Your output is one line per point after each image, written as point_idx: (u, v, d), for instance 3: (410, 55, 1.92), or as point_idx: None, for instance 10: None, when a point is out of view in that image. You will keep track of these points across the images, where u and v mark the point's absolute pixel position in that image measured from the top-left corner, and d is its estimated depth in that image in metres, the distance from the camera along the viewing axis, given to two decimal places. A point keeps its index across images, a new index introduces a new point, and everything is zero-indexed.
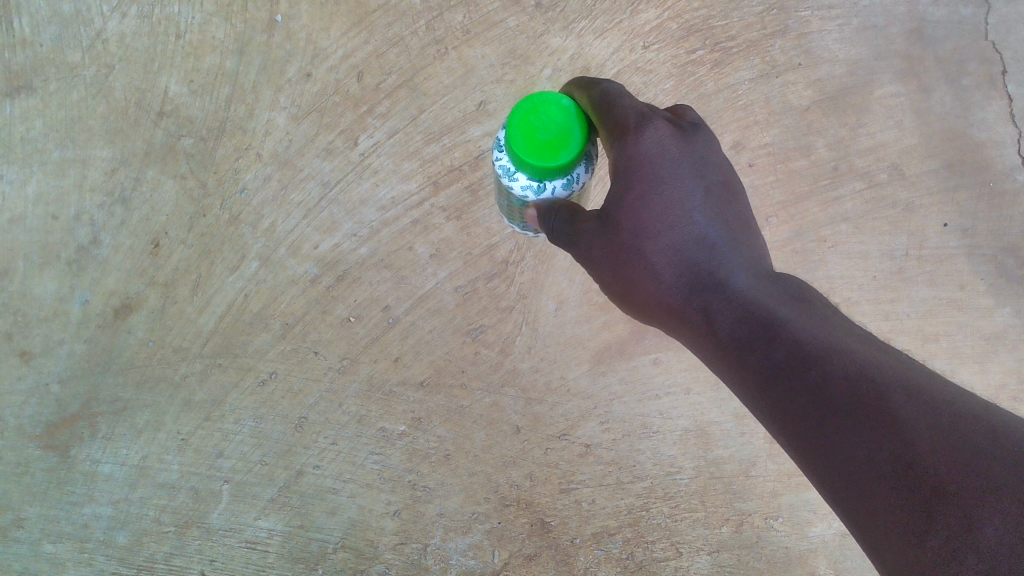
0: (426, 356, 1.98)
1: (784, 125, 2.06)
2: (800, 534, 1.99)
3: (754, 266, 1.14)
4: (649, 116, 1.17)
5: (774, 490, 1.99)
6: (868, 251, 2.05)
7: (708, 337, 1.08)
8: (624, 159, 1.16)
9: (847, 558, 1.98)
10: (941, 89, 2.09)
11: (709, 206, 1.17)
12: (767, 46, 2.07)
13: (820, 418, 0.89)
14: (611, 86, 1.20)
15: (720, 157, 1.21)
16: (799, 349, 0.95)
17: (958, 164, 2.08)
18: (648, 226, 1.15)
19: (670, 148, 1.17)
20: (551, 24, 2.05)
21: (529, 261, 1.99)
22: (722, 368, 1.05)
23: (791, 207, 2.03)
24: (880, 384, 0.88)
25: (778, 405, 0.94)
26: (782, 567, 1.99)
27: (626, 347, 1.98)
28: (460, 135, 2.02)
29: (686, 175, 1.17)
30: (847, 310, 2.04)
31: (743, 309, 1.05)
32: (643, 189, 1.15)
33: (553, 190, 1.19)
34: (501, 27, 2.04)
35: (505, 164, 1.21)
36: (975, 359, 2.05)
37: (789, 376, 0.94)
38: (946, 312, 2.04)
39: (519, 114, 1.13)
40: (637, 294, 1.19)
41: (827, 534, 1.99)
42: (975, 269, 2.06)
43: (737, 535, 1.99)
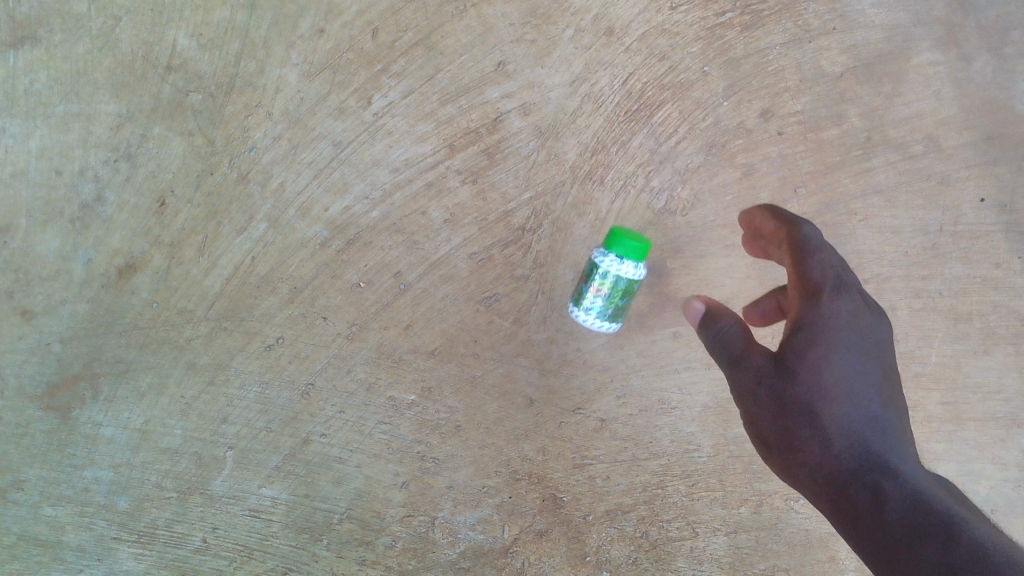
0: (437, 325, 1.92)
1: (815, 92, 1.97)
2: (821, 516, 1.94)
3: (870, 419, 1.31)
4: (844, 285, 1.35)
5: None
6: (900, 225, 1.95)
7: (806, 477, 1.30)
8: (809, 321, 1.32)
9: None
10: (983, 57, 1.97)
11: (886, 391, 1.34)
12: (800, 9, 1.96)
13: (904, 552, 1.16)
14: (813, 232, 1.40)
15: (881, 316, 1.37)
16: (908, 507, 1.20)
17: (998, 137, 1.97)
18: (825, 388, 1.31)
19: (860, 316, 1.35)
20: None
21: (546, 229, 1.94)
22: (832, 513, 1.27)
23: (820, 178, 1.96)
24: (978, 547, 1.13)
25: (884, 548, 1.18)
26: (801, 550, 1.95)
27: (646, 320, 1.87)
28: (477, 96, 1.95)
29: (858, 344, 1.33)
30: (876, 287, 1.95)
31: (875, 476, 1.25)
32: (824, 349, 1.31)
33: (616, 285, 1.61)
34: None
35: None
36: (1008, 340, 1.97)
37: (914, 541, 1.16)
38: (979, 292, 1.96)
39: None
40: (787, 455, 1.32)
41: None
42: (1012, 247, 1.96)
43: (754, 516, 1.93)
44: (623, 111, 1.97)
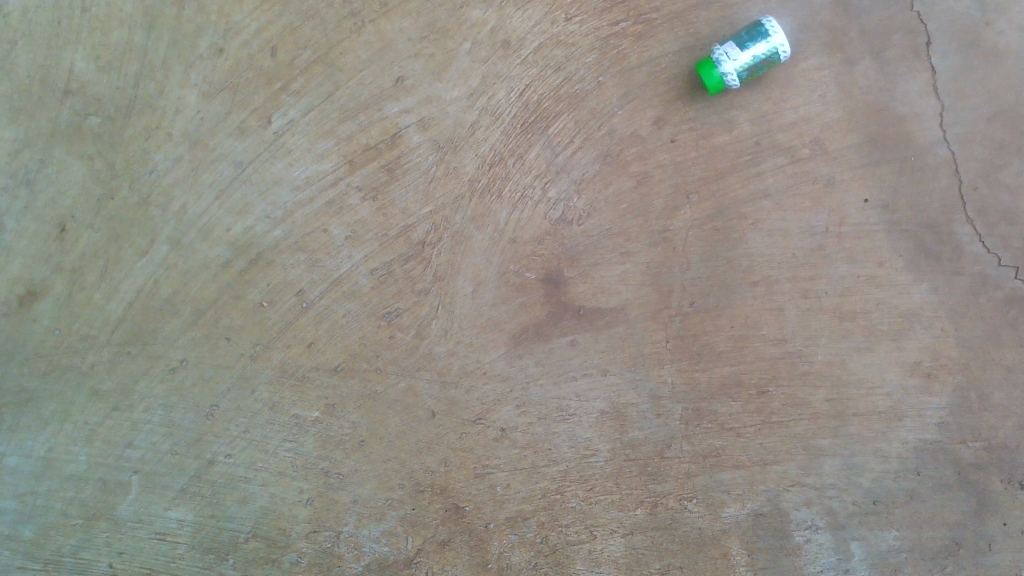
0: (340, 342, 1.94)
1: (706, 100, 2.00)
2: (714, 515, 1.90)
3: None
4: None
5: (690, 471, 1.90)
6: (788, 227, 1.94)
7: None
8: None
9: (759, 539, 1.89)
10: (866, 61, 2.02)
11: None
12: (691, 18, 2.03)
13: None
14: None
15: None
16: None
17: (880, 139, 1.99)
18: None
19: None
20: None
21: (446, 242, 1.96)
22: None
23: (712, 185, 1.97)
24: None
25: None
26: (695, 549, 1.91)
27: (543, 329, 1.93)
28: (376, 112, 1.99)
29: None
30: (765, 289, 1.91)
31: None
32: None
33: (772, 51, 1.90)
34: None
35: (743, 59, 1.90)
36: (890, 337, 1.88)
37: None
38: (863, 290, 1.90)
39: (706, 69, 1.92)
40: None
41: (741, 514, 1.89)
42: (894, 246, 1.92)
43: (651, 517, 1.90)
44: (519, 123, 2.00)
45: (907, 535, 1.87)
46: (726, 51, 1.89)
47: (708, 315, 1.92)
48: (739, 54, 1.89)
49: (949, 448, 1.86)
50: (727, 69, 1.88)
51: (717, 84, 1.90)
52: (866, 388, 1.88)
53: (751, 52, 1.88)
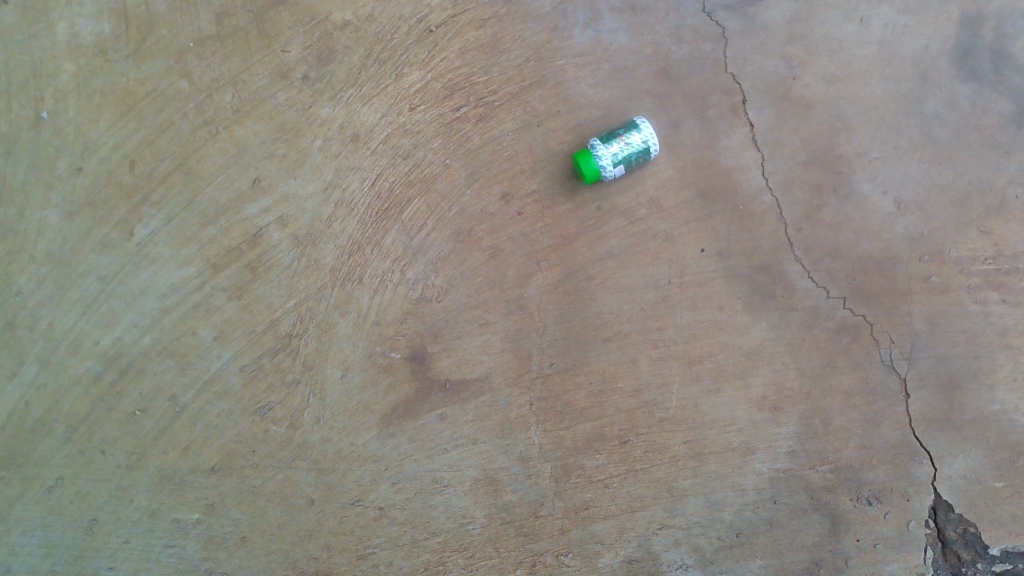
0: (216, 441, 1.99)
1: (548, 172, 2.14)
2: (590, 567, 1.97)
3: None
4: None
5: (563, 527, 1.98)
6: (633, 283, 2.06)
7: None
8: None
9: None
10: (690, 122, 2.18)
11: None
12: (527, 97, 2.18)
13: None
14: None
15: None
16: None
17: (710, 192, 2.13)
18: None
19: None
20: (318, 95, 2.14)
21: (312, 332, 2.03)
22: None
23: (560, 250, 2.09)
24: None
25: None
26: None
27: (413, 406, 2.00)
28: (236, 214, 2.08)
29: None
30: (619, 344, 2.03)
31: None
32: None
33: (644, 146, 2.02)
34: (270, 103, 2.12)
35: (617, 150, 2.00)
36: (736, 375, 2.01)
37: None
38: (708, 334, 2.03)
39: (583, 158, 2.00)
40: None
41: (615, 562, 1.97)
42: (732, 290, 2.06)
43: None
44: (375, 211, 2.10)
45: (770, 563, 1.96)
46: (602, 142, 1.99)
47: (568, 374, 2.02)
48: (614, 145, 2.00)
49: (801, 475, 1.98)
50: (604, 157, 1.97)
51: (595, 172, 1.98)
52: (720, 426, 1.99)
53: (626, 144, 2.00)
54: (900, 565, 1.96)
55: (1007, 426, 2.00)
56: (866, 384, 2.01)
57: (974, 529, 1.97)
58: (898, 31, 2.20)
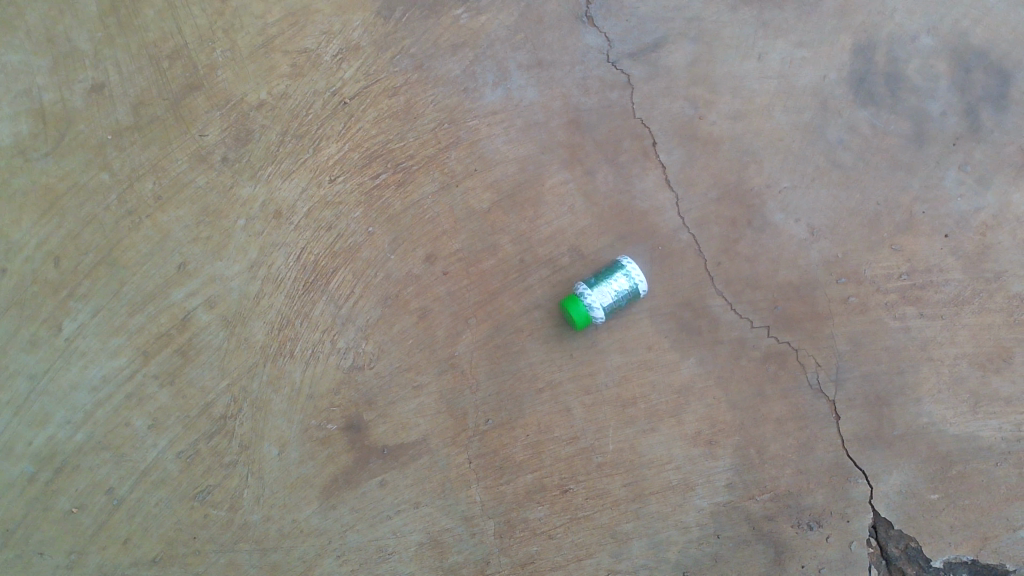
0: (155, 531, 1.98)
1: (469, 231, 2.18)
2: None
3: None
4: None
5: None
6: (561, 331, 2.08)
7: None
8: None
9: None
10: (603, 169, 2.24)
11: None
12: (444, 159, 2.23)
13: None
14: None
15: None
16: None
17: (629, 235, 2.19)
18: None
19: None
20: (239, 175, 2.19)
21: (246, 411, 2.03)
22: None
23: (487, 306, 2.12)
24: None
25: None
26: None
27: (352, 476, 2.00)
28: (163, 300, 2.10)
29: None
30: (552, 393, 2.05)
31: None
32: None
33: (631, 286, 2.00)
34: (191, 187, 2.17)
35: (605, 293, 1.97)
36: (669, 413, 2.03)
37: None
38: (639, 375, 2.05)
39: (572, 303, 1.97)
40: None
41: None
42: (659, 328, 2.09)
43: None
44: (301, 284, 2.13)
45: None
46: (591, 286, 1.97)
47: (504, 428, 2.03)
48: (602, 288, 1.97)
49: (741, 506, 1.99)
50: (594, 301, 1.94)
51: (585, 316, 1.95)
52: (658, 465, 2.01)
53: (612, 285, 1.98)
54: None
55: (938, 437, 2.02)
56: (797, 410, 2.05)
57: (915, 543, 1.97)
58: (795, 64, 2.29)
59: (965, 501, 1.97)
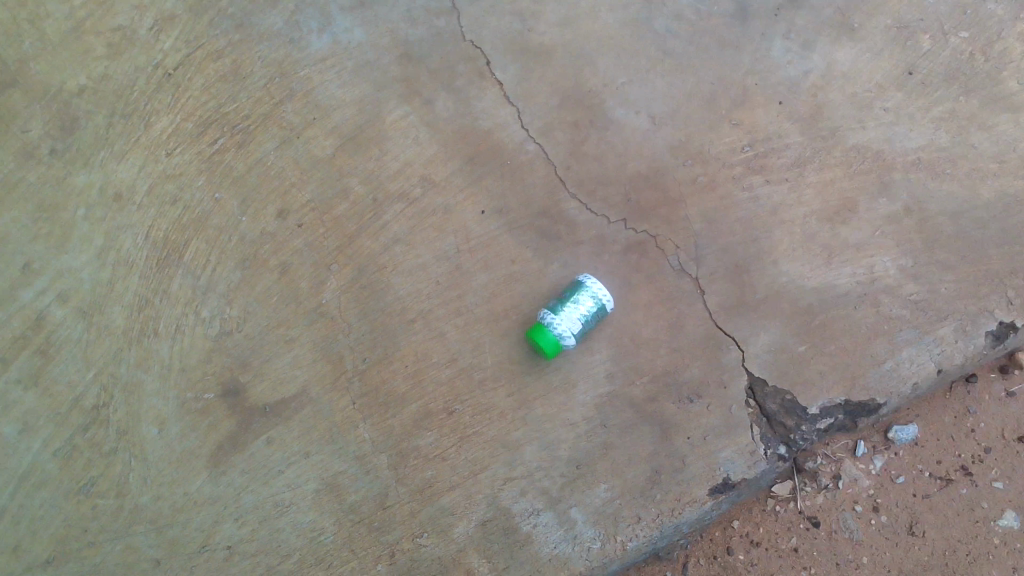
0: (44, 532, 1.92)
1: (318, 179, 2.16)
2: (447, 540, 1.88)
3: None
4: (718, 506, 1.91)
5: (412, 510, 1.91)
6: (424, 262, 2.09)
7: None
8: None
9: (493, 543, 1.88)
10: (442, 96, 2.23)
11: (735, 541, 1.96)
12: (280, 113, 2.20)
13: None
14: None
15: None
16: None
17: (477, 155, 2.18)
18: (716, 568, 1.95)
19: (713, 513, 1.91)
20: (71, 165, 2.13)
21: (119, 398, 1.98)
22: None
23: (347, 250, 2.10)
24: None
25: None
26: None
27: (237, 440, 1.96)
28: (13, 303, 2.03)
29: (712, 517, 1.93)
30: (424, 322, 2.04)
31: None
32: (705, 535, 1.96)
33: (597, 304, 1.95)
34: (23, 185, 2.11)
35: (572, 317, 1.91)
36: (541, 319, 2.03)
37: None
38: (507, 289, 2.06)
39: (539, 334, 1.90)
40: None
41: (470, 529, 1.89)
42: (520, 241, 2.10)
43: (391, 567, 1.87)
44: (154, 263, 2.08)
45: (614, 484, 1.90)
46: (556, 312, 1.91)
47: (382, 364, 2.02)
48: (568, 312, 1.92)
49: (623, 393, 1.96)
50: (561, 327, 1.89)
51: (556, 344, 1.89)
52: (537, 370, 1.98)
53: (578, 308, 1.92)
54: (734, 450, 1.93)
55: (799, 292, 2.04)
56: (663, 292, 2.05)
57: (791, 395, 1.96)
58: None
59: (829, 347, 1.99)
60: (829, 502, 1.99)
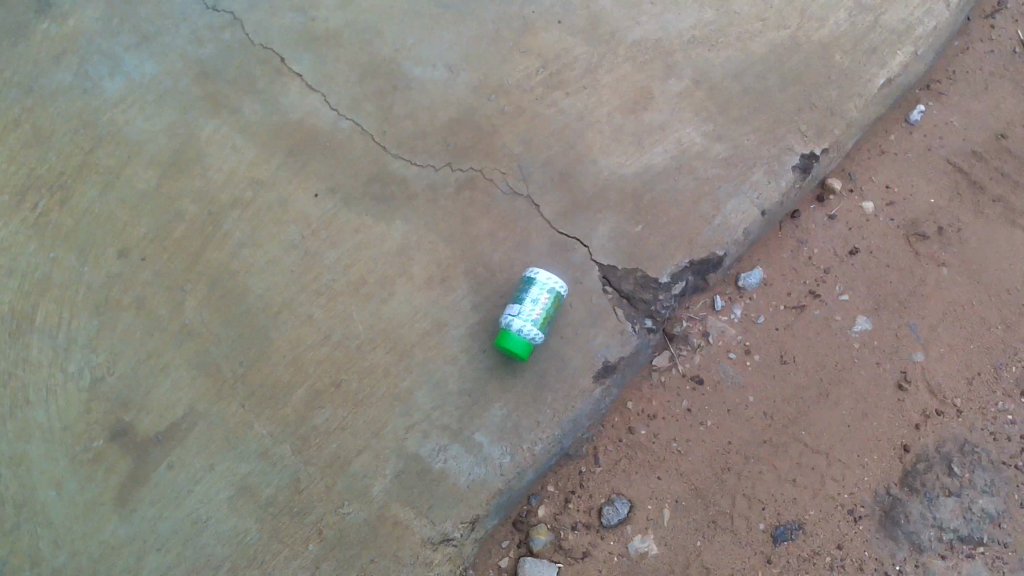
0: None
1: (149, 211, 2.18)
2: (367, 501, 1.94)
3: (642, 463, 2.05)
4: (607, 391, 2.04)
5: (327, 484, 1.95)
6: (274, 256, 2.14)
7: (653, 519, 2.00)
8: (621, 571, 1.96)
9: (411, 488, 1.94)
10: (247, 101, 2.28)
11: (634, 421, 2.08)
12: (93, 160, 2.21)
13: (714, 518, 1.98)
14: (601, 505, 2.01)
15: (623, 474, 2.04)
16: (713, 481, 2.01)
17: (296, 145, 2.24)
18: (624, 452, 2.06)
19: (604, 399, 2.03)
20: None
21: (6, 473, 1.95)
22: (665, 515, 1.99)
23: (197, 267, 2.13)
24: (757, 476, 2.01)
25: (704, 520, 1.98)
26: (371, 537, 1.92)
27: (139, 474, 1.96)
28: None
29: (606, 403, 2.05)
30: (290, 310, 2.09)
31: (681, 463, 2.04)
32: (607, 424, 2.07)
33: (550, 293, 1.97)
34: None
35: (532, 313, 1.93)
36: (398, 274, 2.11)
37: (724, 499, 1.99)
38: (358, 257, 2.13)
39: (507, 340, 1.91)
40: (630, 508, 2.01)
41: (387, 483, 1.95)
42: (358, 211, 2.18)
43: (322, 544, 1.92)
44: (7, 336, 2.05)
45: (507, 401, 1.99)
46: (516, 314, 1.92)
47: (260, 361, 2.05)
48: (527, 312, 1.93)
49: (491, 317, 2.06)
50: (526, 327, 1.90)
51: (527, 345, 1.91)
52: (406, 321, 2.07)
53: (535, 303, 1.94)
54: (605, 335, 2.05)
55: (622, 181, 2.18)
56: (503, 217, 2.16)
57: (640, 272, 2.10)
58: None
59: (662, 221, 2.13)
60: (706, 358, 2.13)
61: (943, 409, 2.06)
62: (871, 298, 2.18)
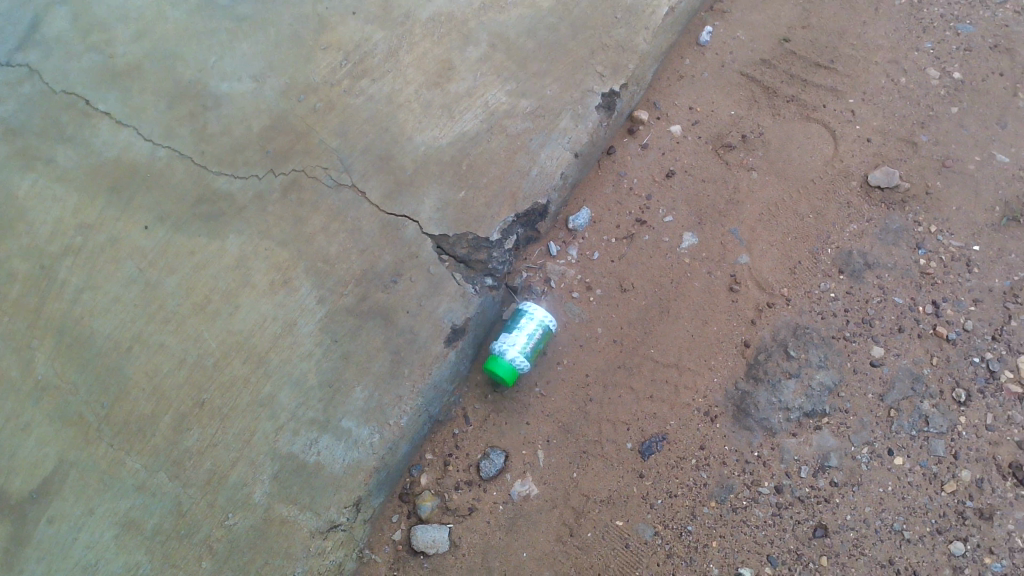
0: None
1: None
2: (251, 508, 1.96)
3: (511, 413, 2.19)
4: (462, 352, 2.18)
5: (208, 500, 1.95)
6: (116, 295, 2.06)
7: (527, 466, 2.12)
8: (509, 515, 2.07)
9: (289, 484, 1.99)
10: (60, 148, 2.16)
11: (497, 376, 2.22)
12: None
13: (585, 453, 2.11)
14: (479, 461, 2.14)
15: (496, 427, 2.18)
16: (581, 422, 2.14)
17: (119, 181, 2.15)
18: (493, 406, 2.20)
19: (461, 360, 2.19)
20: None
21: None
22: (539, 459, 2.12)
23: (39, 325, 2.01)
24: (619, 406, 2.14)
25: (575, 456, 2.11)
26: (262, 541, 1.96)
27: (18, 537, 1.86)
28: None
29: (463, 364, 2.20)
30: (141, 344, 2.03)
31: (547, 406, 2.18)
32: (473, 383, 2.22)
33: (541, 327, 2.18)
34: None
35: (520, 338, 2.13)
36: (242, 285, 2.10)
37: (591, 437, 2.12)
38: (200, 278, 2.10)
39: (495, 362, 2.09)
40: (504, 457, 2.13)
41: (266, 487, 1.98)
42: (193, 232, 2.13)
43: (215, 557, 1.92)
44: None
45: (368, 383, 2.08)
46: (505, 339, 2.13)
47: (120, 401, 1.99)
48: (518, 339, 2.13)
49: (337, 307, 2.12)
50: (513, 350, 2.10)
51: (514, 371, 2.09)
52: (258, 328, 2.07)
53: (524, 330, 2.15)
54: (448, 301, 2.17)
55: (438, 152, 2.26)
56: (332, 210, 2.20)
57: (472, 235, 2.22)
58: None
59: (482, 182, 2.25)
60: (552, 301, 2.30)
61: (773, 301, 2.22)
62: (692, 213, 2.38)
